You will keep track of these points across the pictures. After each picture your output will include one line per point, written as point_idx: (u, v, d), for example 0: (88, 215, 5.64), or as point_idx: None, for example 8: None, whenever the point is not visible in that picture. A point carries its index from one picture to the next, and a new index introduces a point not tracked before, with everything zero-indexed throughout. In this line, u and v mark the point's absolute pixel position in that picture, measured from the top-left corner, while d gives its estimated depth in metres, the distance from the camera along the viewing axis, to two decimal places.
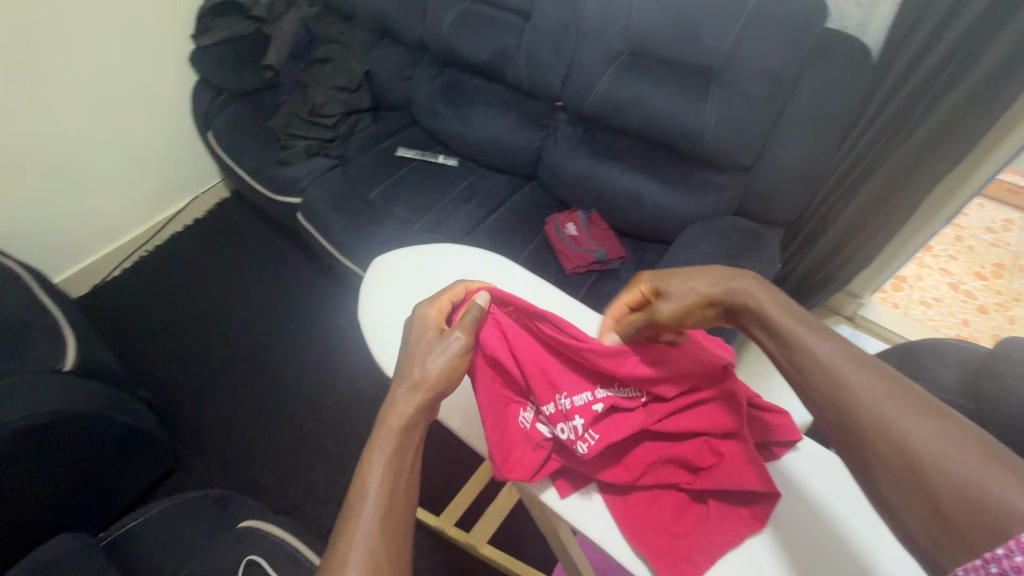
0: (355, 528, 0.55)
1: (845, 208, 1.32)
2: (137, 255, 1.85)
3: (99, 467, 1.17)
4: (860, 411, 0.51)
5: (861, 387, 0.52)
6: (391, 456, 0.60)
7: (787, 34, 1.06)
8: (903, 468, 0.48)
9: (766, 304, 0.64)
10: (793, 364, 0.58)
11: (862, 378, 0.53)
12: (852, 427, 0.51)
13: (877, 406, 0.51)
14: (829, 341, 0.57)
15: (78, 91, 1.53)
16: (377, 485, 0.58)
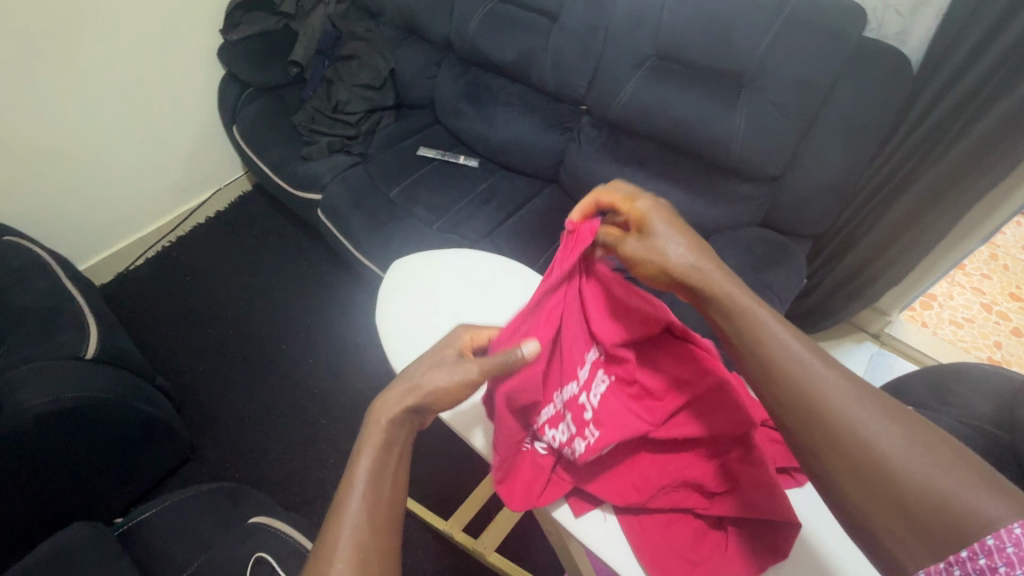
0: (341, 523, 0.54)
1: (876, 222, 1.28)
2: (161, 245, 1.88)
3: (118, 453, 1.19)
4: (826, 412, 0.49)
5: (827, 389, 0.50)
6: (379, 455, 0.59)
7: (823, 43, 1.03)
8: (864, 466, 0.46)
9: (725, 284, 0.59)
10: (755, 362, 0.55)
11: (827, 378, 0.50)
12: (817, 428, 0.49)
13: (843, 407, 0.48)
14: (790, 335, 0.54)
15: (109, 82, 1.56)
16: (364, 483, 0.56)
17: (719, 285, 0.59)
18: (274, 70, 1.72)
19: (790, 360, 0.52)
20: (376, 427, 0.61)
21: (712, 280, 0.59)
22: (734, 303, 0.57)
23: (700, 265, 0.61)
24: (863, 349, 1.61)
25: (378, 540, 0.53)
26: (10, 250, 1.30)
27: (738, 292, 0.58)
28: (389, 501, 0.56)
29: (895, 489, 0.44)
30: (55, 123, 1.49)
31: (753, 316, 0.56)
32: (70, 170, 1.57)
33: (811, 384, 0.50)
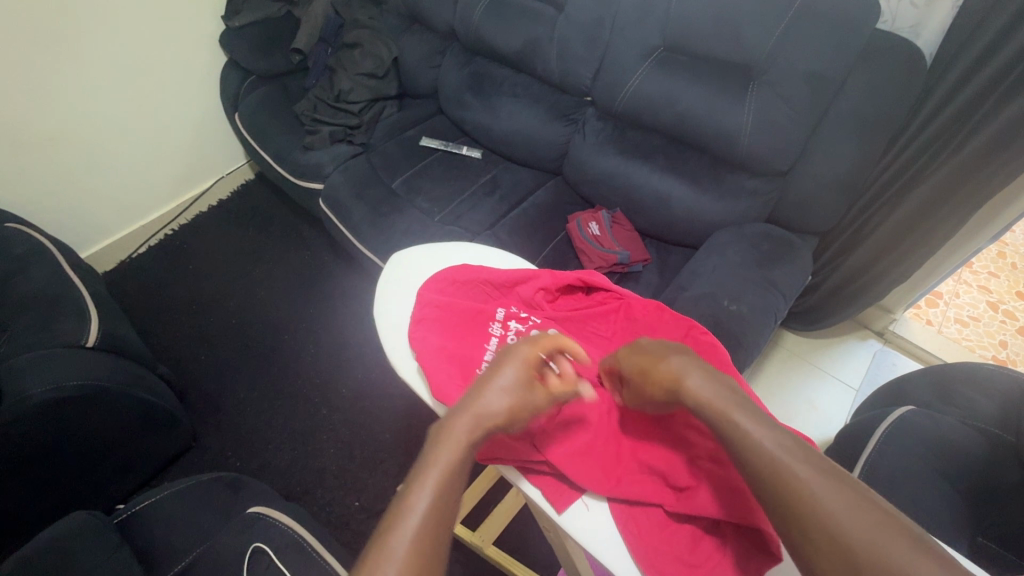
0: (383, 556, 0.49)
1: (884, 220, 1.26)
2: (163, 232, 1.88)
3: (122, 440, 1.20)
4: (793, 491, 0.48)
5: (796, 470, 0.49)
6: (445, 473, 0.55)
7: (835, 33, 1.01)
8: (838, 559, 0.44)
9: (701, 388, 0.59)
10: (728, 444, 0.55)
11: (797, 459, 0.50)
12: (787, 511, 0.48)
13: (810, 489, 0.47)
14: (758, 420, 0.54)
15: (110, 69, 1.54)
16: (425, 495, 0.53)
17: (691, 381, 0.60)
18: (277, 58, 1.70)
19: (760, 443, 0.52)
20: (450, 441, 0.58)
21: (687, 382, 0.60)
22: (705, 395, 0.58)
23: (683, 374, 0.61)
24: (866, 346, 1.60)
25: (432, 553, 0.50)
26: (13, 238, 1.30)
27: (713, 391, 0.58)
28: (442, 520, 0.53)
29: None
30: (57, 109, 1.48)
31: (721, 404, 0.56)
32: (72, 157, 1.56)
33: (781, 466, 0.50)
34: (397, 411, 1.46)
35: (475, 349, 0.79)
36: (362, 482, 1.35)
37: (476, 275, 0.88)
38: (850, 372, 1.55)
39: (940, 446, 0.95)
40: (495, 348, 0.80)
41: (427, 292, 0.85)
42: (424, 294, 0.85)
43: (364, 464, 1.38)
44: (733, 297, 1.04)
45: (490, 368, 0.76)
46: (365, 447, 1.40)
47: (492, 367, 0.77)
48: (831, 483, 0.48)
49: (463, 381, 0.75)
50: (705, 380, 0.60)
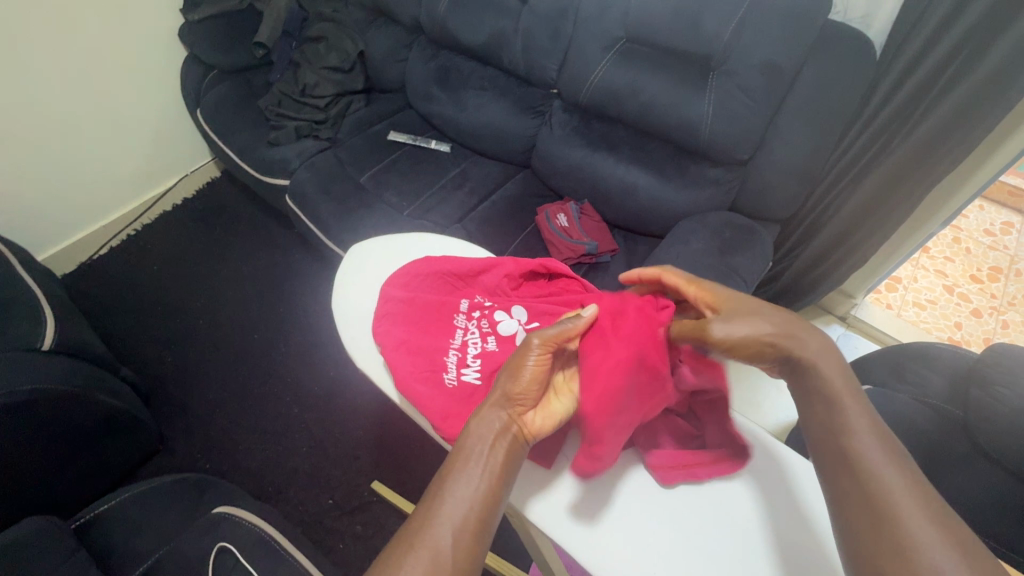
0: (431, 512, 0.53)
1: (840, 207, 1.30)
2: (125, 233, 1.83)
3: (83, 445, 1.16)
4: (891, 510, 0.45)
5: (903, 497, 0.46)
6: (478, 471, 0.55)
7: (788, 24, 1.03)
8: (864, 483, 0.48)
9: (798, 338, 0.56)
10: (836, 445, 0.50)
11: (910, 490, 0.46)
12: (880, 527, 0.45)
13: (896, 489, 0.46)
14: (881, 440, 0.50)
15: (63, 65, 1.49)
16: (457, 496, 0.53)
17: (809, 362, 0.54)
18: (239, 52, 1.67)
19: (878, 466, 0.48)
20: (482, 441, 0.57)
21: (807, 357, 0.55)
22: (823, 386, 0.53)
23: (793, 337, 0.56)
24: (830, 331, 1.64)
25: (457, 560, 0.50)
26: None
27: (808, 341, 0.56)
28: (474, 513, 0.53)
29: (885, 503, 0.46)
30: (6, 107, 1.42)
31: (841, 405, 0.52)
32: (25, 157, 1.50)
33: (885, 486, 0.47)
34: (370, 407, 1.45)
35: (440, 343, 0.78)
36: (335, 480, 1.34)
37: (437, 266, 0.86)
38: None
39: (894, 422, 0.99)
40: (460, 342, 0.78)
41: (390, 288, 0.84)
42: (387, 289, 0.84)
43: (337, 462, 1.37)
44: None
45: (456, 357, 0.76)
46: (338, 445, 1.39)
47: (460, 357, 0.76)
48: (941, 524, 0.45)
49: (429, 373, 0.74)
50: (825, 355, 0.55)
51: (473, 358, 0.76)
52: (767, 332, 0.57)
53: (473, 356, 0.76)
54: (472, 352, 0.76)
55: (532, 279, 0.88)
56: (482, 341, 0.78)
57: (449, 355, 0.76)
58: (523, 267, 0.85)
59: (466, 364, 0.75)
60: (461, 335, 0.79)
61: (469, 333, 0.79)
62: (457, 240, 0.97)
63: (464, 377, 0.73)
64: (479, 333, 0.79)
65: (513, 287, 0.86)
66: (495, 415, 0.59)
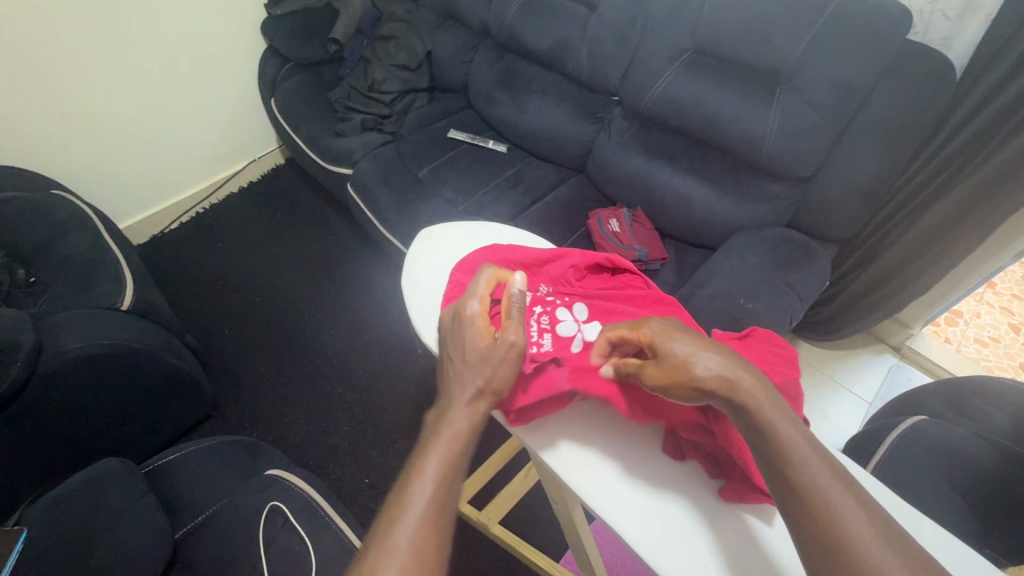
0: (400, 514, 0.53)
1: (904, 232, 1.27)
2: (195, 211, 1.94)
3: (150, 401, 1.25)
4: (848, 539, 0.47)
5: (854, 522, 0.47)
6: (443, 455, 0.58)
7: (863, 43, 1.03)
8: (821, 514, 0.48)
9: (726, 368, 0.58)
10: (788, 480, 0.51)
11: (857, 506, 0.49)
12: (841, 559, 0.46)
13: (843, 508, 0.48)
14: (824, 460, 0.51)
15: (156, 51, 1.61)
16: (430, 478, 0.56)
17: (753, 400, 0.55)
18: (314, 47, 1.76)
19: (827, 488, 0.49)
20: (446, 424, 0.61)
21: (749, 395, 0.55)
22: (767, 418, 0.54)
23: (731, 381, 0.57)
24: (881, 361, 1.60)
25: (436, 539, 0.52)
26: (59, 206, 1.38)
27: (740, 372, 0.57)
28: (448, 493, 0.55)
29: (837, 531, 0.47)
30: (105, 86, 1.55)
31: (791, 436, 0.52)
32: (116, 132, 1.63)
33: (839, 510, 0.48)
34: (411, 394, 1.49)
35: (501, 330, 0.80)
36: (373, 460, 1.38)
37: (505, 255, 0.88)
38: (864, 385, 1.55)
39: (949, 455, 0.96)
40: None
41: (461, 270, 0.86)
42: (457, 272, 0.86)
43: (375, 443, 1.41)
44: (750, 295, 1.05)
45: None
46: (378, 426, 1.44)
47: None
48: (887, 538, 0.47)
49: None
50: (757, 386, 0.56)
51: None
52: (702, 382, 0.58)
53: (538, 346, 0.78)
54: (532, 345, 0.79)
55: (592, 274, 0.93)
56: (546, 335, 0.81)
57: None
58: (590, 261, 0.90)
59: None
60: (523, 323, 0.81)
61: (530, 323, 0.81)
62: (519, 233, 0.99)
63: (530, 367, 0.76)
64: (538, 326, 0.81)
65: (576, 279, 0.90)
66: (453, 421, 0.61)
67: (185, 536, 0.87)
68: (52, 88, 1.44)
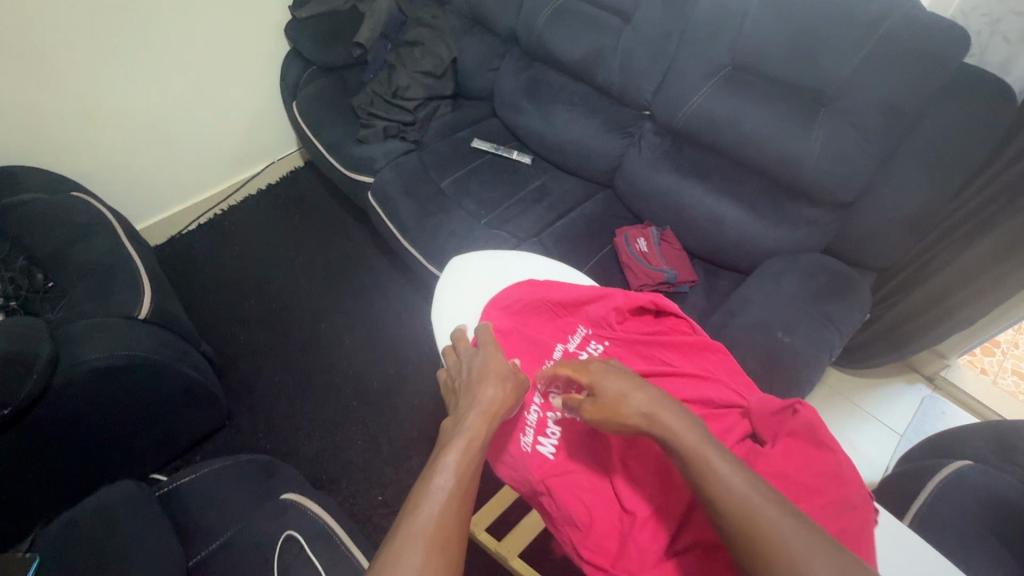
0: (424, 507, 0.58)
1: (948, 264, 1.20)
2: (213, 213, 1.93)
3: (164, 412, 1.23)
4: (761, 522, 0.53)
5: (761, 507, 0.54)
6: (462, 454, 0.65)
7: (915, 65, 0.97)
8: (731, 505, 0.55)
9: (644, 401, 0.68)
10: (701, 490, 0.58)
11: (766, 500, 0.54)
12: (761, 557, 0.52)
13: (747, 494, 0.55)
14: (729, 463, 0.58)
15: (178, 52, 1.59)
16: (448, 476, 0.62)
17: (667, 422, 0.65)
18: (338, 51, 1.73)
19: (735, 487, 0.56)
20: (465, 428, 0.69)
21: (663, 417, 0.66)
22: (674, 430, 0.63)
23: (656, 407, 0.67)
24: (914, 391, 1.54)
25: (454, 533, 0.56)
26: (78, 208, 1.37)
27: (650, 399, 0.68)
28: (464, 494, 0.61)
29: (746, 515, 0.54)
30: (127, 88, 1.53)
31: (695, 446, 0.61)
32: (135, 134, 1.62)
33: (753, 507, 0.54)
34: (427, 410, 1.46)
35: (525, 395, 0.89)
36: (387, 477, 1.36)
37: (546, 295, 0.93)
38: (895, 416, 1.50)
39: (997, 505, 0.91)
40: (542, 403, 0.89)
41: (497, 310, 0.93)
42: (495, 308, 0.93)
43: (390, 460, 1.38)
44: (788, 328, 1.00)
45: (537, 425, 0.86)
46: (392, 442, 1.41)
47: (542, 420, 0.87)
48: (796, 526, 0.53)
49: (511, 430, 0.85)
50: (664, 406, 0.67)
51: (552, 426, 0.86)
52: (635, 410, 0.68)
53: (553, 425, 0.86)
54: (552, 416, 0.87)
55: (637, 315, 0.93)
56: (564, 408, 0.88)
57: (531, 413, 0.87)
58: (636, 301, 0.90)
59: (547, 433, 0.85)
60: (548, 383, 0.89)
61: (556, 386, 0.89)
62: (555, 264, 1.05)
63: (540, 445, 0.83)
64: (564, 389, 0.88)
65: (619, 321, 0.92)
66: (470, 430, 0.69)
67: (198, 565, 0.84)
68: (72, 90, 1.43)
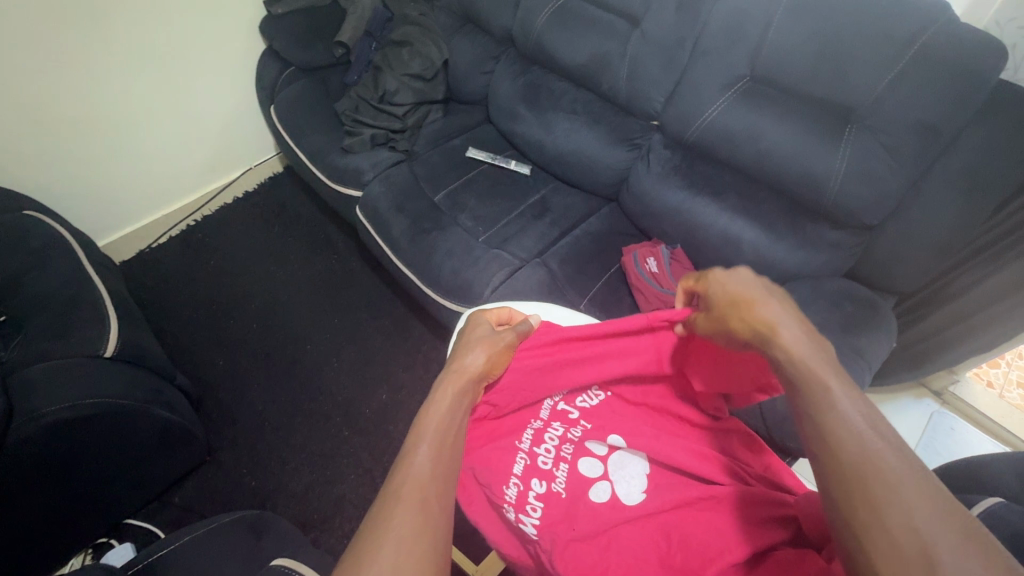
0: (406, 468, 0.56)
1: (972, 284, 1.16)
2: (185, 224, 1.79)
3: (137, 457, 1.12)
4: (888, 478, 0.41)
5: (891, 463, 0.42)
6: (440, 421, 0.63)
7: (953, 84, 0.90)
8: (849, 449, 0.44)
9: (778, 315, 0.55)
10: (811, 421, 0.47)
11: (889, 449, 0.43)
12: (868, 519, 0.41)
13: (879, 445, 0.43)
14: (854, 399, 0.47)
15: (142, 51, 1.44)
16: (427, 442, 0.59)
17: (783, 337, 0.53)
18: (319, 51, 1.60)
19: (853, 424, 0.45)
20: (439, 397, 0.67)
21: (780, 335, 0.53)
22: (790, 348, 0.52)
23: (780, 326, 0.54)
24: (921, 406, 1.51)
25: (435, 491, 0.54)
26: (31, 230, 1.23)
27: (783, 316, 0.55)
28: (446, 456, 0.59)
29: (865, 461, 0.42)
30: (84, 93, 1.38)
31: (817, 373, 0.49)
32: (96, 143, 1.47)
33: (877, 457, 0.42)
34: None
35: (508, 461, 0.81)
36: None
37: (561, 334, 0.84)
38: (902, 432, 1.46)
39: None
40: (523, 474, 0.79)
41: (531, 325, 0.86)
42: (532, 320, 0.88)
43: None
44: None
45: (516, 500, 0.77)
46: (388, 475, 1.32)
47: (522, 494, 0.77)
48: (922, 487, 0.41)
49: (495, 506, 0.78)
50: (786, 318, 0.55)
51: (533, 501, 0.76)
52: (748, 324, 0.57)
53: (534, 499, 0.76)
54: (535, 489, 0.77)
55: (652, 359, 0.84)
56: (549, 479, 0.78)
57: (511, 487, 0.78)
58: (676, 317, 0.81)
59: (528, 510, 0.76)
60: (536, 445, 0.82)
61: (544, 450, 0.81)
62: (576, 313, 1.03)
63: (524, 521, 0.75)
64: (552, 455, 0.80)
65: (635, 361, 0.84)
66: (457, 395, 0.68)
67: None
68: (20, 95, 1.28)
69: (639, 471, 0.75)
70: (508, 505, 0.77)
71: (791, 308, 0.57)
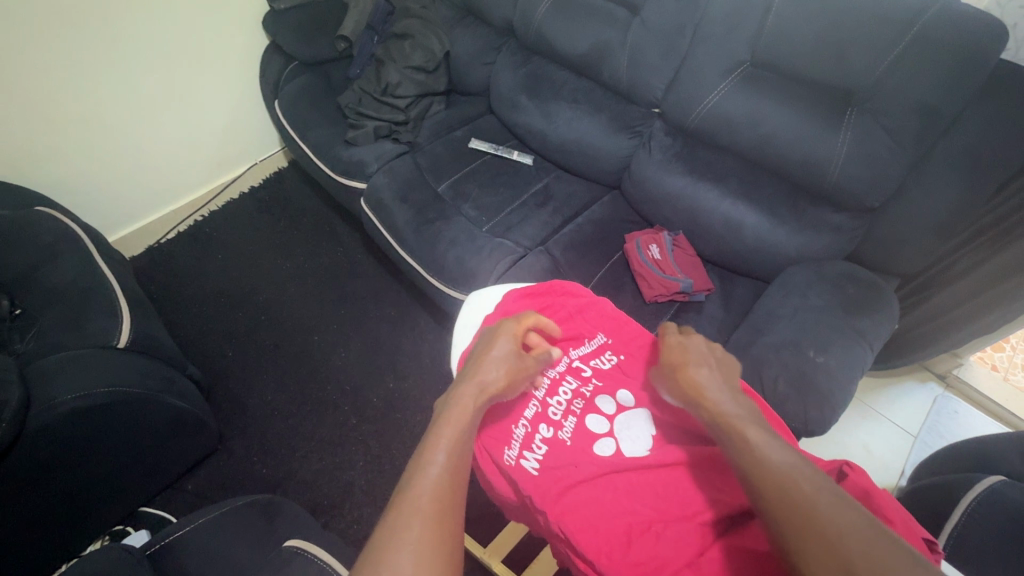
0: (420, 480, 0.59)
1: (974, 265, 1.16)
2: (192, 219, 1.82)
3: (150, 444, 1.15)
4: (800, 494, 0.50)
5: (804, 483, 0.51)
6: (453, 432, 0.66)
7: (957, 62, 0.89)
8: (768, 475, 0.53)
9: (705, 378, 0.69)
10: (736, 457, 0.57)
11: (805, 475, 0.51)
12: (787, 526, 0.48)
13: (794, 470, 0.52)
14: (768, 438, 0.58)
15: (148, 48, 1.46)
16: (440, 454, 0.63)
17: (706, 394, 0.67)
18: (321, 45, 1.62)
19: (772, 457, 0.54)
20: (454, 404, 0.71)
21: (706, 394, 0.67)
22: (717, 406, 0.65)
23: (707, 388, 0.68)
24: (926, 390, 1.52)
25: (448, 503, 0.57)
26: (44, 225, 1.25)
27: (710, 379, 0.69)
28: (457, 470, 0.62)
29: (781, 482, 0.51)
30: (93, 90, 1.41)
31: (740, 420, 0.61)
32: (104, 139, 1.49)
33: (791, 476, 0.51)
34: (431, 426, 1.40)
35: (519, 405, 0.84)
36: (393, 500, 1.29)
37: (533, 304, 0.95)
38: (906, 416, 1.47)
39: None
40: (533, 418, 0.83)
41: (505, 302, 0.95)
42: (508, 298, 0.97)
43: (395, 480, 1.32)
44: (820, 347, 0.96)
45: (521, 439, 0.80)
46: (396, 462, 1.34)
47: (529, 434, 0.80)
48: (835, 501, 0.49)
49: (496, 442, 0.80)
50: (712, 382, 0.69)
51: (539, 441, 0.80)
52: (689, 380, 0.70)
53: (540, 440, 0.80)
54: (542, 433, 0.81)
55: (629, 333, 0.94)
56: (557, 427, 0.82)
57: (518, 426, 0.81)
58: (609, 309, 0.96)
59: (531, 447, 0.79)
60: (549, 396, 0.85)
61: (556, 402, 0.85)
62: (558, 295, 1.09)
63: (524, 458, 0.78)
64: (563, 408, 0.84)
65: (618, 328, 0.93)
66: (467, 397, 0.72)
67: None
68: (31, 93, 1.30)
69: (645, 431, 0.79)
70: (511, 442, 0.80)
71: (718, 376, 0.70)
